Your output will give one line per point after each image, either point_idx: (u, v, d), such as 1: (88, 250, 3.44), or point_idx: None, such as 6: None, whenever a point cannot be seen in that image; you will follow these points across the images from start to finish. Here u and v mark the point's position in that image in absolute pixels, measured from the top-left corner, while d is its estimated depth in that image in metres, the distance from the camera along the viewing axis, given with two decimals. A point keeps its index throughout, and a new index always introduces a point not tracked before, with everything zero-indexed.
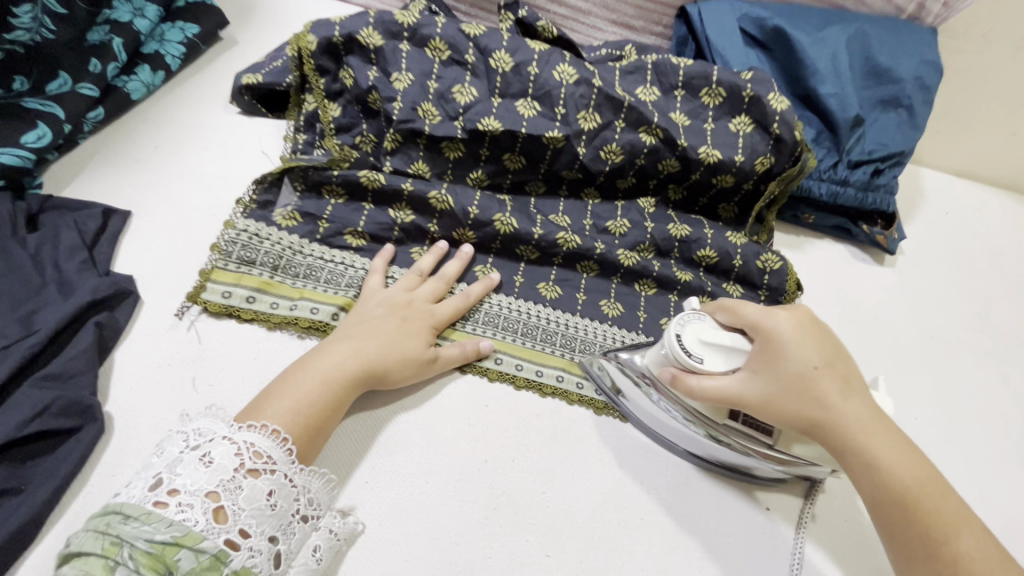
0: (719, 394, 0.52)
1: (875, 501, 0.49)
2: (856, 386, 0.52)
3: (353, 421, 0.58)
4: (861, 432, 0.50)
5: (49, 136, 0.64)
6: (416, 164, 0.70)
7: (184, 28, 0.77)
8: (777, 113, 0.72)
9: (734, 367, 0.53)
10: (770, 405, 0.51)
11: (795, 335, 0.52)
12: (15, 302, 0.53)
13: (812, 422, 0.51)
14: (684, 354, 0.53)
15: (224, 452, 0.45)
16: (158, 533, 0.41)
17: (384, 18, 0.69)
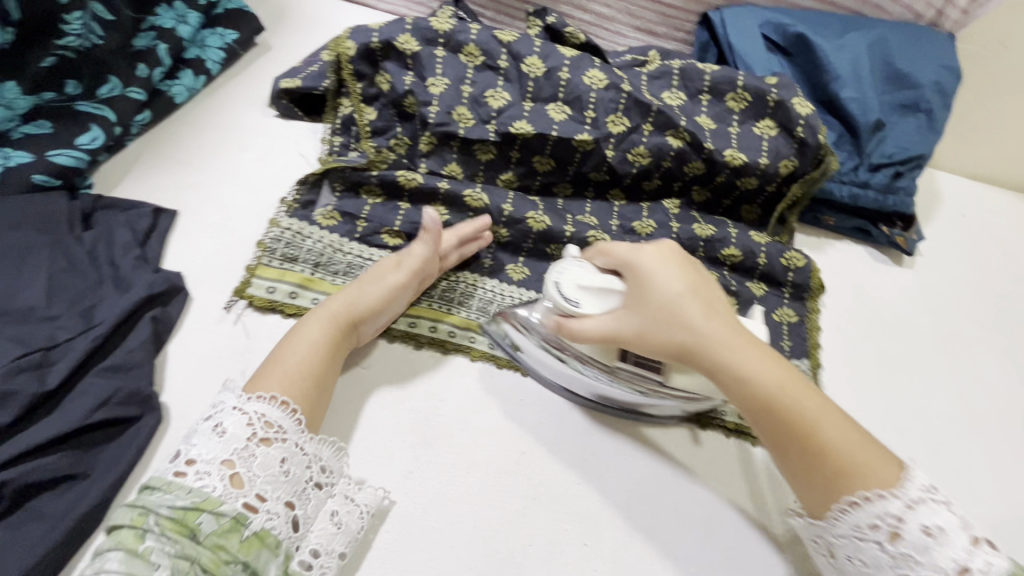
0: (599, 333, 0.55)
1: (752, 413, 0.52)
2: (718, 309, 0.56)
3: (396, 410, 0.61)
4: (722, 348, 0.53)
5: (101, 138, 0.66)
6: (450, 166, 0.73)
7: (224, 34, 0.79)
8: (801, 117, 0.74)
9: (610, 305, 0.56)
10: (645, 335, 0.54)
11: (658, 266, 0.56)
12: (77, 298, 0.55)
13: (680, 348, 0.54)
14: (561, 299, 0.56)
15: (236, 422, 0.49)
16: (180, 499, 0.45)
17: (420, 24, 0.71)
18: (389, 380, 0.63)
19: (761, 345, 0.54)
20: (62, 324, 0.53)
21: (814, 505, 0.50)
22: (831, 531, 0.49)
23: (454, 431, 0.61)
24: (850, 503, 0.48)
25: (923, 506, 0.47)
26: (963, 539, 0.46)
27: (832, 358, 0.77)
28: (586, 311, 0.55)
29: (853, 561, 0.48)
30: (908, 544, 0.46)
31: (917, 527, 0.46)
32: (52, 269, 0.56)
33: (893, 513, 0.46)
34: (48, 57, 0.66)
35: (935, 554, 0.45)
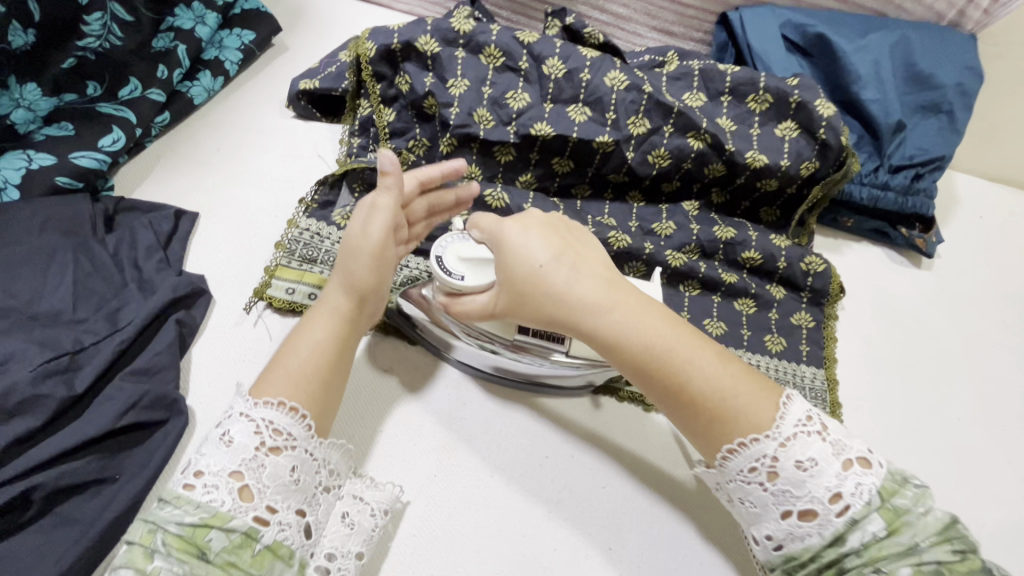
0: (481, 307, 0.57)
1: (629, 373, 0.52)
2: (588, 268, 0.54)
3: (419, 413, 0.62)
4: (586, 312, 0.52)
5: (123, 140, 0.66)
6: (469, 167, 0.73)
7: (241, 34, 0.79)
8: (824, 119, 0.73)
9: (488, 278, 0.57)
10: (520, 307, 0.55)
11: (521, 236, 0.55)
12: (102, 301, 0.55)
13: (550, 316, 0.53)
14: (444, 276, 0.57)
15: (242, 430, 0.47)
16: (188, 516, 0.44)
17: (441, 25, 0.71)
18: (415, 386, 0.63)
19: (629, 296, 0.53)
20: (88, 327, 0.53)
21: (708, 454, 0.50)
22: (724, 478, 0.49)
23: (478, 434, 0.61)
24: (730, 449, 0.48)
25: (796, 440, 0.46)
26: (835, 465, 0.45)
27: (850, 361, 0.77)
28: (472, 284, 0.57)
29: (743, 503, 0.48)
30: (784, 480, 0.46)
31: (790, 462, 0.46)
32: (76, 272, 0.56)
33: (768, 454, 0.46)
34: (69, 59, 0.66)
35: (809, 486, 0.45)
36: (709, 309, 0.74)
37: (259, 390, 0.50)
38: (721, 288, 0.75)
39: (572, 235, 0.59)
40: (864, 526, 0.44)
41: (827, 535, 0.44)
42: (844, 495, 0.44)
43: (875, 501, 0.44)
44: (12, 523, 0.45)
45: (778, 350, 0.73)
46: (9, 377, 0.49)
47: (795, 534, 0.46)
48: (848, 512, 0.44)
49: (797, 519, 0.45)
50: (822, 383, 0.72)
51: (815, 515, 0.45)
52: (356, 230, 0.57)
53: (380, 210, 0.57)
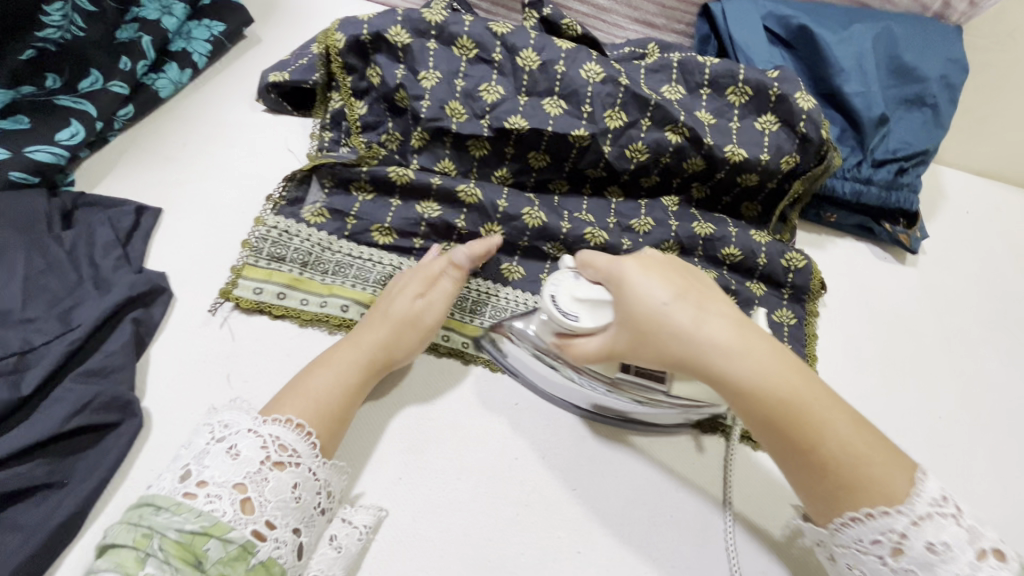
0: (596, 352, 0.52)
1: (753, 423, 0.49)
2: (713, 309, 0.50)
3: (395, 420, 0.60)
4: (719, 357, 0.48)
5: (82, 134, 0.64)
6: (442, 162, 0.71)
7: (210, 26, 0.77)
8: (804, 111, 0.72)
9: (605, 320, 0.51)
10: (640, 347, 0.50)
11: (641, 274, 0.50)
12: (55, 300, 0.54)
13: (676, 359, 0.49)
14: (558, 316, 0.52)
15: (250, 444, 0.47)
16: (188, 523, 0.43)
17: (412, 15, 0.69)
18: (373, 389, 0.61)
19: (763, 344, 0.49)
20: (39, 326, 0.52)
21: (820, 513, 0.48)
22: (835, 539, 0.48)
23: (444, 437, 0.59)
24: (853, 517, 0.46)
25: (930, 521, 0.44)
26: (968, 554, 0.43)
27: (831, 359, 0.75)
28: (586, 326, 0.51)
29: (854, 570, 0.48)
30: (910, 560, 0.44)
31: (921, 544, 0.44)
32: (29, 270, 0.54)
33: (897, 530, 0.44)
34: (27, 50, 0.64)
35: (939, 571, 0.43)
36: None
37: (272, 409, 0.52)
38: None
39: (689, 271, 0.54)
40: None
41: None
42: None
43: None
44: None
45: None
46: None
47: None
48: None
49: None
50: None
51: None
52: (413, 298, 0.61)
53: (443, 290, 0.63)
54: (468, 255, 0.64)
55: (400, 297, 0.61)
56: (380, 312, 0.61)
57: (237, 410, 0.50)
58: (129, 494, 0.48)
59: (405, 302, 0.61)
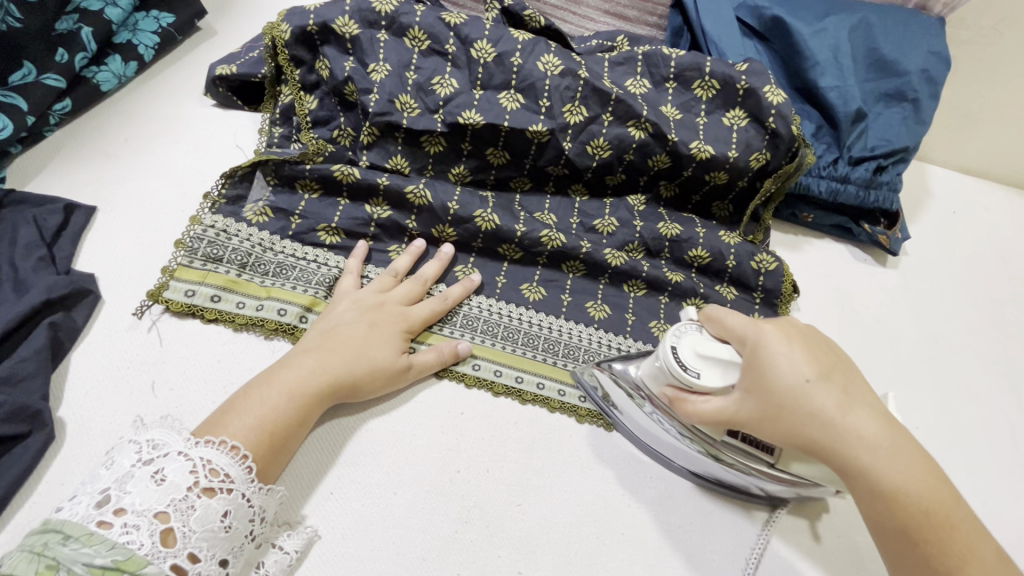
0: (716, 416, 0.47)
1: (879, 520, 0.44)
2: (858, 397, 0.46)
3: (324, 429, 0.55)
4: (862, 448, 0.44)
5: (10, 128, 0.61)
6: (394, 158, 0.68)
7: (158, 17, 0.74)
8: (773, 106, 0.68)
9: (730, 381, 0.48)
10: (768, 422, 0.46)
11: (783, 347, 0.46)
12: None
13: (808, 441, 0.45)
14: (678, 369, 0.48)
15: (178, 468, 0.43)
16: (98, 556, 0.38)
17: (361, 5, 0.66)
18: None
19: (910, 444, 0.44)
20: None
21: None
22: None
23: (380, 448, 0.55)
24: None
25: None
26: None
27: None
28: (708, 386, 0.47)
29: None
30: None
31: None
32: None
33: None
34: None
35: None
36: (656, 311, 0.69)
37: (209, 428, 0.47)
38: (666, 290, 0.70)
39: (832, 349, 0.50)
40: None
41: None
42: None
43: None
44: None
45: None
46: None
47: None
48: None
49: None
50: None
51: None
52: (381, 346, 0.56)
53: (428, 358, 0.58)
54: (423, 275, 0.63)
55: (371, 349, 0.55)
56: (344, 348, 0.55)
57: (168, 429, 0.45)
58: (34, 509, 0.45)
59: (376, 355, 0.55)
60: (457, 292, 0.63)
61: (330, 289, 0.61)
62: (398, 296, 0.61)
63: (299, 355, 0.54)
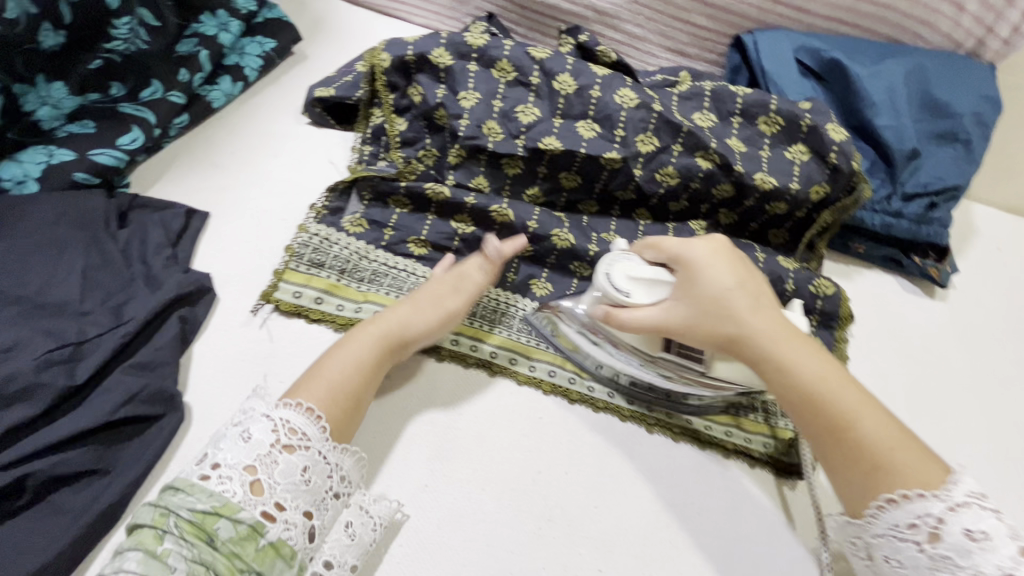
0: (648, 322, 0.57)
1: (795, 407, 0.53)
2: (765, 304, 0.57)
3: (425, 430, 0.61)
4: (765, 339, 0.54)
5: (141, 139, 0.68)
6: (477, 178, 0.73)
7: (262, 42, 0.81)
8: (835, 143, 0.72)
9: (660, 296, 0.58)
10: (695, 326, 0.56)
11: (709, 258, 0.57)
12: (107, 294, 0.56)
13: (727, 338, 0.55)
14: (612, 289, 0.58)
15: (262, 428, 0.49)
16: (200, 503, 0.45)
17: (455, 39, 0.73)
18: (398, 396, 0.62)
19: (805, 343, 0.55)
20: (92, 319, 0.54)
21: (851, 506, 0.50)
22: (869, 530, 0.48)
23: (470, 446, 0.61)
24: (888, 501, 0.47)
25: (970, 510, 0.44)
26: (1010, 546, 0.43)
27: None
28: (638, 301, 0.58)
29: (890, 562, 0.47)
30: (947, 546, 0.44)
31: (959, 530, 0.44)
32: (86, 265, 0.56)
33: (932, 513, 0.45)
34: (96, 60, 0.67)
35: (977, 559, 0.43)
36: None
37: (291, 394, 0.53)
38: None
39: (751, 264, 0.60)
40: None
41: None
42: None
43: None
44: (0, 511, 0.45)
45: None
46: (13, 364, 0.49)
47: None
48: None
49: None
50: None
51: None
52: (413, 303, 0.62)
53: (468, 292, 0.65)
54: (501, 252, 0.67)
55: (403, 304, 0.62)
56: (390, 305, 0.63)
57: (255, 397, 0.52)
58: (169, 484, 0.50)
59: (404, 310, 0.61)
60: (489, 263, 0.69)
61: None
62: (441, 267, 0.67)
63: (364, 330, 0.59)
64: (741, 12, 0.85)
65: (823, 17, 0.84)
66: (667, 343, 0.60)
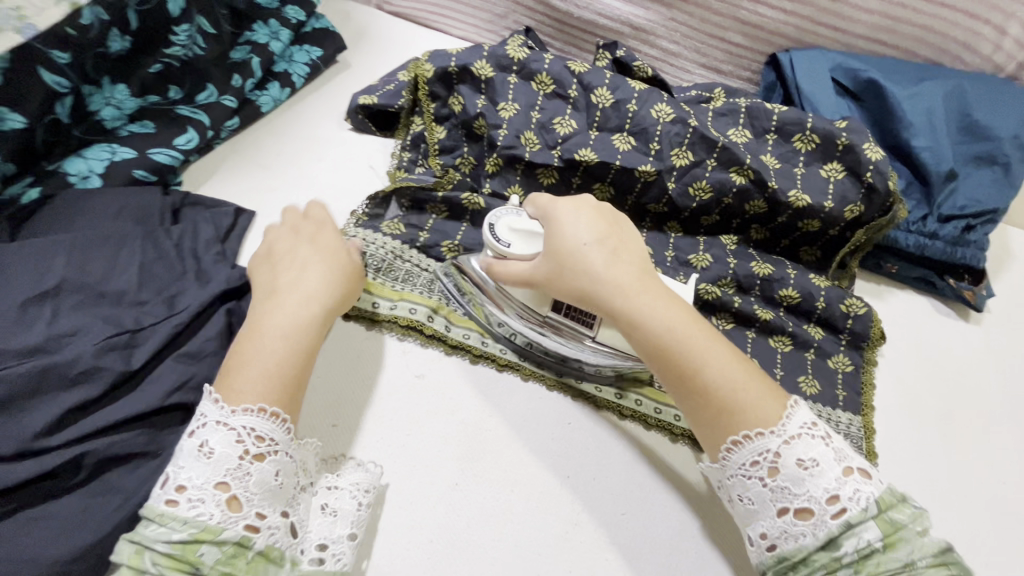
0: (520, 275, 0.60)
1: (648, 357, 0.55)
2: (624, 258, 0.59)
3: (456, 428, 0.62)
4: (617, 292, 0.56)
5: (196, 140, 0.71)
6: (512, 187, 0.75)
7: (309, 50, 0.84)
8: (872, 162, 0.72)
9: (534, 250, 0.61)
10: (556, 280, 0.58)
11: (571, 214, 0.60)
12: (162, 286, 0.59)
13: (581, 293, 0.57)
14: (492, 241, 0.61)
15: (223, 439, 0.47)
16: (176, 533, 0.44)
17: (497, 52, 0.75)
18: (437, 398, 0.63)
19: (654, 290, 0.57)
20: (147, 308, 0.56)
21: (710, 449, 0.53)
22: (724, 472, 0.52)
23: (499, 448, 0.61)
24: (734, 442, 0.51)
25: (800, 441, 0.49)
26: (835, 469, 0.48)
27: (886, 413, 0.74)
28: (517, 252, 0.61)
29: (741, 500, 0.50)
30: (784, 477, 0.48)
31: (792, 461, 0.48)
32: (144, 257, 0.59)
33: (771, 450, 0.49)
34: (156, 64, 0.71)
35: (808, 485, 0.47)
36: (745, 344, 0.73)
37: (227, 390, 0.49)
38: (755, 325, 0.74)
39: (617, 218, 0.63)
40: (856, 530, 0.46)
41: (821, 535, 0.46)
42: (842, 498, 0.47)
43: (872, 509, 0.46)
44: (58, 487, 0.47)
45: (813, 393, 0.71)
46: (75, 348, 0.52)
47: (789, 532, 0.48)
48: (844, 515, 0.46)
49: (793, 516, 0.48)
50: (858, 430, 0.69)
51: (811, 514, 0.47)
52: (327, 273, 0.59)
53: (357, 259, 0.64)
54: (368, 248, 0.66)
55: (309, 269, 0.59)
56: (295, 269, 0.59)
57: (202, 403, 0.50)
58: None
59: (318, 277, 0.58)
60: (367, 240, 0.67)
61: (449, 296, 0.70)
62: (311, 227, 0.64)
63: (277, 300, 0.56)
64: (778, 31, 0.86)
65: (862, 38, 0.84)
66: (557, 305, 0.63)
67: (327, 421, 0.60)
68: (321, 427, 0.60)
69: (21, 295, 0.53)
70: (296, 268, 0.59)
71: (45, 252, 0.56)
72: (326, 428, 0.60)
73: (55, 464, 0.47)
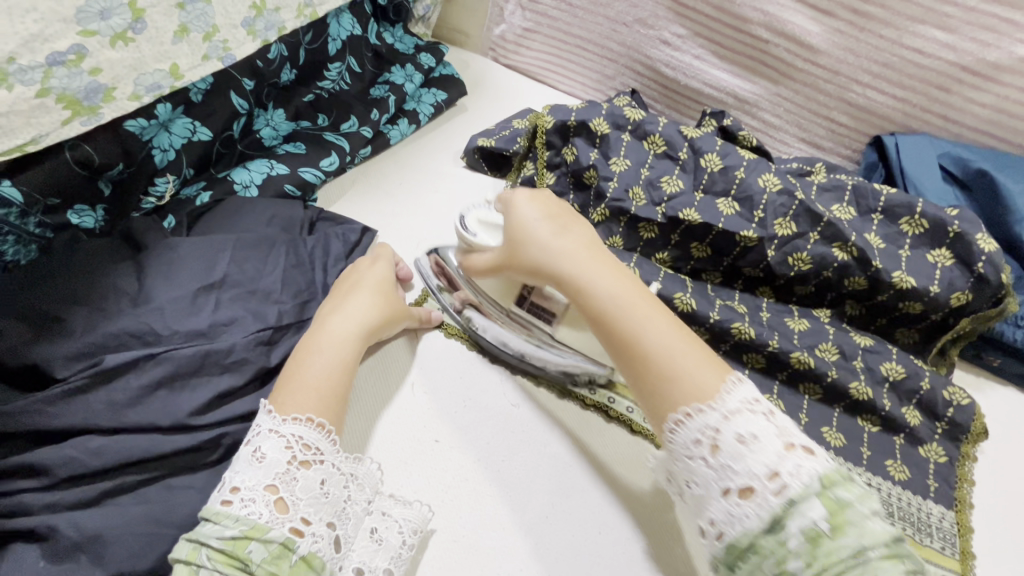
0: (482, 259, 0.64)
1: (591, 326, 0.56)
2: (575, 231, 0.60)
3: (551, 458, 0.63)
4: (560, 261, 0.58)
5: (337, 163, 0.79)
6: (613, 237, 0.79)
7: (436, 93, 0.92)
8: (985, 253, 0.71)
9: (495, 239, 0.64)
10: (507, 253, 0.61)
11: (528, 195, 0.62)
12: (297, 291, 0.65)
13: (535, 264, 0.59)
14: (462, 233, 0.66)
15: (274, 445, 0.50)
16: (229, 529, 0.46)
17: (615, 111, 0.81)
18: (534, 429, 0.65)
19: (611, 268, 0.57)
20: (285, 307, 0.63)
21: (659, 425, 0.51)
22: (674, 458, 0.50)
23: (588, 486, 0.61)
24: (677, 420, 0.49)
25: (740, 415, 0.47)
26: (776, 444, 0.46)
27: (988, 518, 0.69)
28: (482, 242, 0.65)
29: (690, 486, 0.48)
30: (726, 455, 0.46)
31: (731, 436, 0.46)
32: (287, 262, 0.66)
33: (710, 425, 0.47)
34: (309, 94, 0.82)
35: (748, 461, 0.45)
36: (829, 419, 0.73)
37: (277, 398, 0.54)
38: (845, 401, 0.73)
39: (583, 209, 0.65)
40: (800, 507, 0.43)
41: (764, 516, 0.43)
42: (783, 474, 0.44)
43: (815, 486, 0.43)
44: (197, 462, 0.52)
45: (902, 479, 0.69)
46: (229, 338, 0.58)
47: (734, 516, 0.45)
48: (785, 491, 0.43)
49: (737, 498, 0.45)
50: (950, 525, 0.67)
51: (753, 493, 0.44)
52: (368, 300, 0.63)
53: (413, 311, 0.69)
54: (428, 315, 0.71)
55: (353, 295, 0.63)
56: (340, 297, 0.64)
57: (262, 412, 0.53)
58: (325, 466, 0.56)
59: (362, 302, 0.63)
60: (405, 273, 0.73)
61: None
62: (363, 264, 0.68)
63: (325, 320, 0.61)
64: (884, 116, 0.87)
65: (974, 129, 0.84)
66: (522, 298, 0.65)
67: (429, 437, 0.63)
68: (423, 441, 0.63)
69: (192, 285, 0.60)
70: (344, 294, 0.64)
71: (212, 250, 0.63)
72: (428, 443, 0.63)
73: (199, 440, 0.53)
